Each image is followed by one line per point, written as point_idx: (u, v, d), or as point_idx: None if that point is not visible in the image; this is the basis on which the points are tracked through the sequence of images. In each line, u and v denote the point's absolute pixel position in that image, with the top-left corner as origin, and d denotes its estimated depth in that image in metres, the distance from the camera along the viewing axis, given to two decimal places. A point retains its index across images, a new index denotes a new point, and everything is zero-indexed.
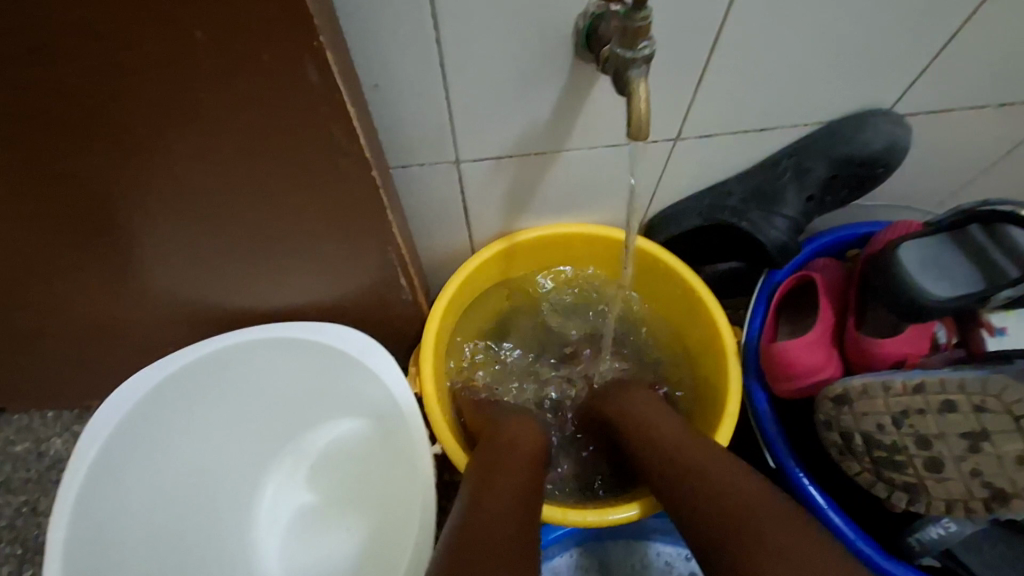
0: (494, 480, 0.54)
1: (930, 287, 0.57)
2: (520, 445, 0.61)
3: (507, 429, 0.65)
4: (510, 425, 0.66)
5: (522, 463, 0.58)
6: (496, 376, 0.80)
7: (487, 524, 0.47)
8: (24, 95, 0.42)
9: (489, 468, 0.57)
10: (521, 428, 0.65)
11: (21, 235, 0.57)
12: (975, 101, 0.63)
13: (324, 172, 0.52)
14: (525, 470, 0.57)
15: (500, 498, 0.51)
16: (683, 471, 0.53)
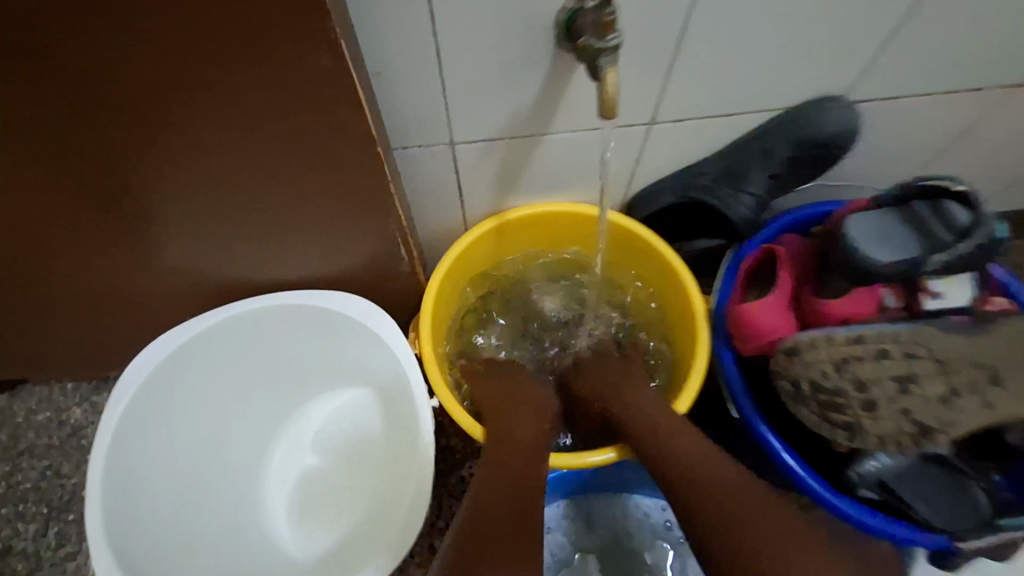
0: (495, 478, 0.63)
1: (880, 254, 0.62)
2: (521, 441, 0.68)
3: (510, 418, 0.71)
4: (511, 412, 0.73)
5: (521, 458, 0.66)
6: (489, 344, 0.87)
7: (493, 524, 0.57)
8: (73, 78, 0.48)
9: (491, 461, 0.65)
10: (524, 417, 0.72)
11: (57, 210, 0.63)
12: (921, 89, 0.70)
13: (334, 149, 0.58)
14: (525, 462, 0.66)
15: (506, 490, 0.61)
16: (667, 465, 0.62)
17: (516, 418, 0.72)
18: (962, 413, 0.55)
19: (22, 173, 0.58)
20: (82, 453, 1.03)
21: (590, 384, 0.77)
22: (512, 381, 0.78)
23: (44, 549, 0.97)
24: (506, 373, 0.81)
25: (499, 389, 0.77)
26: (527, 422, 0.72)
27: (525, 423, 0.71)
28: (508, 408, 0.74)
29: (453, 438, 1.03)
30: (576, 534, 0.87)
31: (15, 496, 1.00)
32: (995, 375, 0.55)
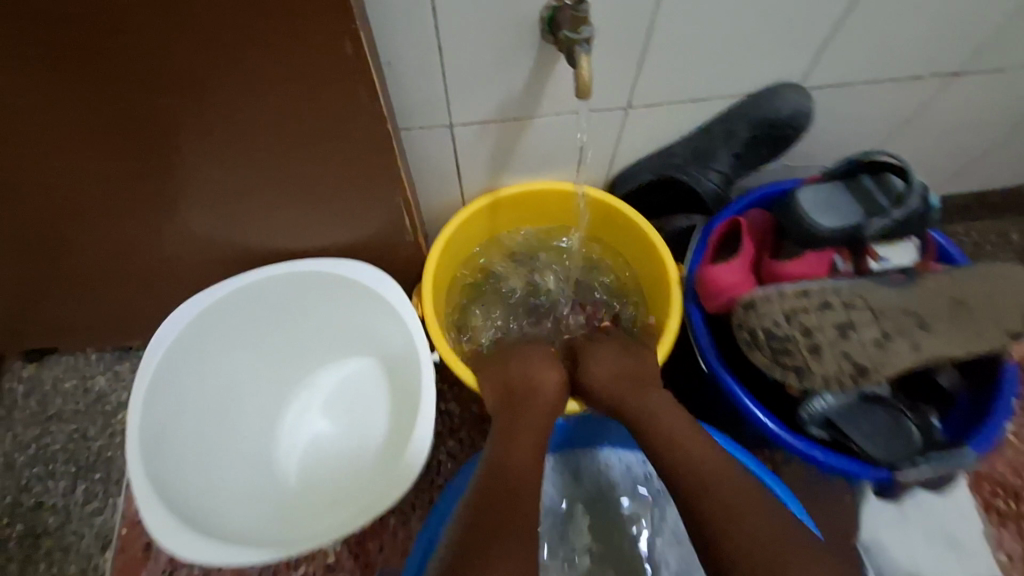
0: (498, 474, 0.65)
1: (824, 220, 0.73)
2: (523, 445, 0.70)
3: (516, 423, 0.73)
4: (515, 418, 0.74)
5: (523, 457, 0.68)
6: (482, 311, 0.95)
7: (492, 512, 0.60)
8: (129, 62, 0.56)
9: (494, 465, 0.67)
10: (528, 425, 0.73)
11: (102, 181, 0.71)
12: (867, 76, 0.78)
13: (350, 128, 0.66)
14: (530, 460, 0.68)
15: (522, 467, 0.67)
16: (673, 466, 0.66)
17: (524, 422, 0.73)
18: (894, 354, 0.63)
19: (74, 147, 0.65)
20: (107, 418, 1.11)
21: (602, 383, 0.79)
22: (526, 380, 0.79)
23: (73, 504, 1.05)
24: (528, 364, 0.81)
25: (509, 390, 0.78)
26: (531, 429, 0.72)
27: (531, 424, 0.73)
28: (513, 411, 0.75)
29: (451, 403, 1.12)
30: (566, 486, 0.95)
31: (45, 457, 1.08)
32: (922, 321, 0.64)
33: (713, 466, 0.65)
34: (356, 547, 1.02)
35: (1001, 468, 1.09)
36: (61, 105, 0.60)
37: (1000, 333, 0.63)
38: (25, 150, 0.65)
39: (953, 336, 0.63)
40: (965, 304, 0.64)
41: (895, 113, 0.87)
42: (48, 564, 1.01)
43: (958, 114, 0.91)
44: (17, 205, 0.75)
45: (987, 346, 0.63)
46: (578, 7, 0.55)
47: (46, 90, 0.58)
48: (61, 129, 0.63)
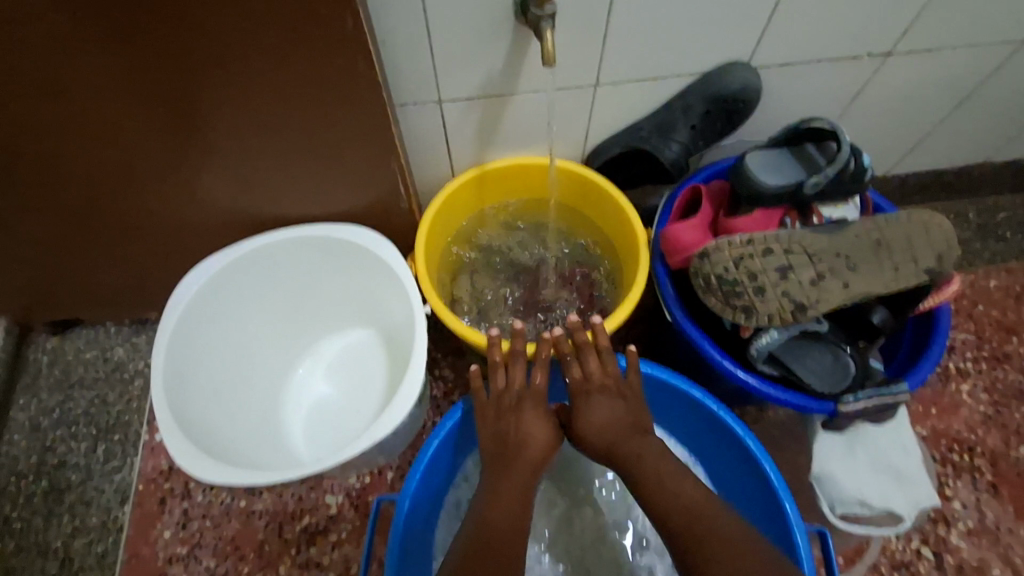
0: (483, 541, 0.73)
1: (768, 179, 0.82)
2: (505, 503, 0.77)
3: (500, 482, 0.79)
4: (500, 479, 0.80)
5: (508, 519, 0.76)
6: (471, 278, 1.05)
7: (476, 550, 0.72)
8: (162, 40, 0.65)
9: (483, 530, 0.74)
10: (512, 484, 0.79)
11: (131, 151, 0.80)
12: (806, 51, 0.89)
13: (351, 98, 0.76)
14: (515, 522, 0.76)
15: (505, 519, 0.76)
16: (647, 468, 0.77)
17: (508, 480, 0.79)
18: (826, 291, 0.73)
19: (109, 119, 0.74)
20: (124, 385, 1.19)
21: (597, 428, 0.82)
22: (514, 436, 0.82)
23: (95, 463, 1.13)
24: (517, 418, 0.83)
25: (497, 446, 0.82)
26: (515, 488, 0.79)
27: (515, 486, 0.79)
28: (499, 471, 0.80)
29: (444, 368, 1.20)
30: None
31: (68, 420, 1.16)
32: (851, 263, 0.74)
33: (679, 501, 0.74)
34: (357, 500, 1.10)
35: (956, 425, 1.17)
36: (102, 80, 0.69)
37: (916, 271, 0.73)
38: (66, 123, 0.74)
39: (876, 274, 0.74)
40: (886, 246, 0.74)
41: (839, 89, 0.98)
42: (71, 516, 1.09)
43: (897, 91, 1.01)
44: (55, 176, 0.84)
45: (907, 283, 0.74)
46: None
47: (90, 65, 0.67)
48: (100, 103, 0.72)
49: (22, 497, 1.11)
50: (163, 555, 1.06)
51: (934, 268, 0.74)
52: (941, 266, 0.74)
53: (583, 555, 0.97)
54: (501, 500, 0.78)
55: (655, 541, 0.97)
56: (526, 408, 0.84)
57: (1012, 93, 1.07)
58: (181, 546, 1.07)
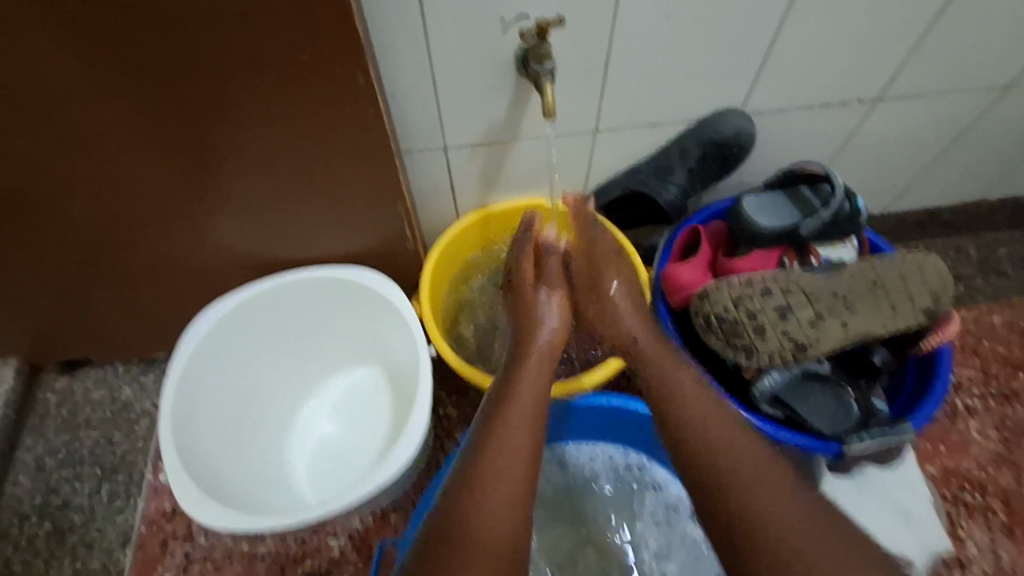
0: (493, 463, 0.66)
1: (763, 221, 0.84)
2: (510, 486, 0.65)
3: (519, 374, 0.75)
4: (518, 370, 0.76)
5: (524, 428, 0.70)
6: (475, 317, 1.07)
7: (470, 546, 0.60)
8: (184, 94, 0.69)
9: (496, 447, 0.67)
10: (530, 378, 0.75)
11: (149, 196, 0.84)
12: (797, 98, 0.93)
13: (360, 145, 0.79)
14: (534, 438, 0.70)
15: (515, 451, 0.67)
16: None
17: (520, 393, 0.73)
18: (825, 331, 0.74)
19: (129, 163, 0.78)
20: (131, 425, 1.20)
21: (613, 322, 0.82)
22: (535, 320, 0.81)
23: (98, 504, 1.13)
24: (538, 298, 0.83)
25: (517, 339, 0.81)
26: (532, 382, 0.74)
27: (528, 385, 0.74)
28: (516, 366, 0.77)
29: (448, 408, 1.20)
30: (553, 474, 1.03)
31: (74, 460, 1.17)
32: (849, 303, 0.75)
33: None
34: (359, 543, 1.08)
35: (967, 463, 1.15)
36: (125, 130, 0.73)
37: (913, 310, 0.74)
38: (87, 169, 0.78)
39: (874, 314, 0.74)
40: (882, 286, 0.75)
41: (831, 132, 1.01)
42: (72, 559, 1.09)
43: (889, 134, 1.04)
44: (74, 220, 0.87)
45: (906, 322, 0.74)
46: (541, 46, 0.74)
47: (115, 117, 0.71)
48: (122, 151, 0.76)
49: (24, 539, 1.10)
50: None
51: (931, 306, 0.75)
52: (937, 305, 0.75)
53: None
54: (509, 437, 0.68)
55: None
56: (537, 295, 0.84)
57: (1002, 134, 1.10)
58: None
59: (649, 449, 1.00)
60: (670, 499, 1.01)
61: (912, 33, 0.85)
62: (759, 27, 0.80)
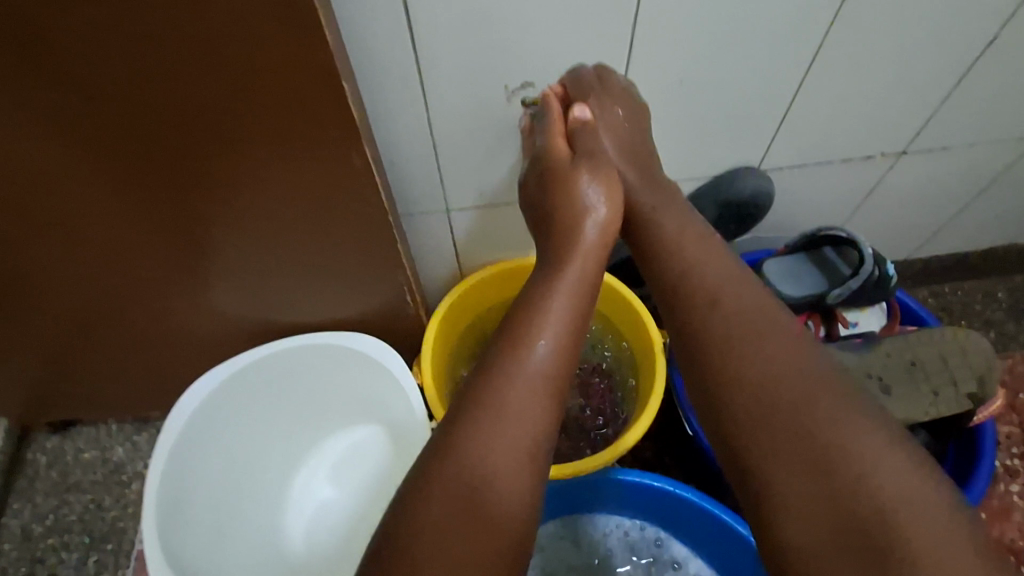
0: (515, 393, 0.55)
1: (787, 290, 0.80)
2: None
3: (558, 277, 0.64)
4: (558, 268, 0.65)
5: (556, 364, 0.58)
6: None
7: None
8: (173, 175, 0.66)
9: (520, 373, 0.56)
10: (564, 290, 0.63)
11: (140, 267, 0.80)
12: (814, 157, 0.89)
13: (356, 214, 0.75)
14: (570, 358, 0.60)
15: (531, 390, 0.56)
16: None
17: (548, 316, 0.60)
18: None
19: (117, 234, 0.74)
20: (122, 488, 1.15)
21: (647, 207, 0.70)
22: (576, 205, 0.68)
23: None
24: (573, 174, 0.68)
25: (547, 230, 0.70)
26: (570, 282, 0.64)
27: (559, 302, 0.62)
28: (554, 261, 0.65)
29: None
30: (567, 550, 0.97)
31: (61, 527, 1.12)
32: (884, 384, 0.70)
33: None
34: None
35: (1010, 532, 1.06)
36: (112, 206, 0.70)
37: (956, 395, 0.69)
38: (72, 242, 0.75)
39: (914, 398, 0.69)
40: (921, 367, 0.71)
41: (852, 186, 0.96)
42: None
43: (913, 186, 0.99)
44: (64, 289, 0.84)
45: (947, 408, 0.69)
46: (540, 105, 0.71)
47: (102, 195, 0.68)
48: (110, 226, 0.73)
49: None
50: None
51: (977, 392, 0.69)
52: (984, 390, 0.69)
53: None
54: (522, 380, 0.56)
55: None
56: (567, 173, 0.69)
57: None
58: None
59: (668, 525, 0.95)
60: None
61: (938, 89, 0.81)
62: (773, 91, 0.76)
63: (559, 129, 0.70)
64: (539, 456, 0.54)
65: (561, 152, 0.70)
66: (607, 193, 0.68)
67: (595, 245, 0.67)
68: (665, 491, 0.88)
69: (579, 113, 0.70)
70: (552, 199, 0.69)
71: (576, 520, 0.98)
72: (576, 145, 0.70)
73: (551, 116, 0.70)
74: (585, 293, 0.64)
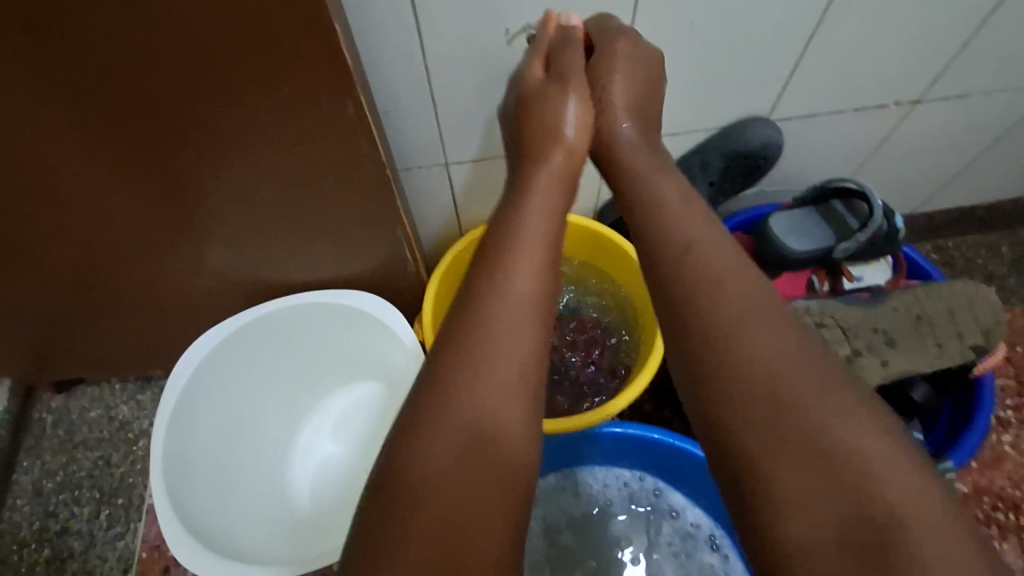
0: (497, 329, 0.53)
1: (794, 243, 0.78)
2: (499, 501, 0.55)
3: (527, 206, 0.61)
4: (528, 197, 0.61)
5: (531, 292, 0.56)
6: None
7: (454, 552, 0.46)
8: (159, 130, 0.63)
9: (501, 300, 0.54)
10: (537, 224, 0.60)
11: (132, 225, 0.78)
12: (827, 105, 0.86)
13: (352, 168, 0.73)
14: (548, 294, 0.58)
15: (505, 324, 0.54)
16: None
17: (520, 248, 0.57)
18: (865, 369, 0.69)
19: (103, 191, 0.72)
20: (129, 445, 1.17)
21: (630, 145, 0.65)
22: (549, 130, 0.64)
23: (97, 529, 1.10)
24: (553, 95, 0.64)
25: (523, 166, 0.65)
26: (538, 216, 0.60)
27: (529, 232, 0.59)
28: (521, 195, 0.62)
29: None
30: (567, 500, 1.00)
31: (71, 483, 1.14)
32: (889, 338, 0.71)
33: None
34: None
35: (1000, 480, 1.09)
36: (98, 163, 0.67)
37: (961, 346, 0.70)
38: (60, 201, 0.73)
39: (919, 351, 0.70)
40: (926, 320, 0.72)
41: (863, 136, 0.93)
42: None
43: (925, 137, 0.96)
44: (54, 249, 0.82)
45: (951, 360, 0.70)
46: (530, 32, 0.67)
47: (87, 152, 0.65)
48: (97, 183, 0.70)
49: (24, 566, 1.08)
50: None
51: (982, 344, 0.71)
52: (990, 342, 0.71)
53: None
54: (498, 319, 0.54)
55: None
56: (543, 97, 0.64)
57: None
58: None
59: (667, 476, 0.97)
60: (689, 528, 0.97)
61: (958, 32, 0.77)
62: (789, 34, 0.72)
63: (540, 48, 0.65)
64: (535, 404, 0.52)
65: (536, 75, 0.65)
66: (580, 116, 0.64)
67: (563, 175, 0.64)
68: (664, 443, 0.90)
69: (566, 23, 0.65)
70: (528, 127, 0.65)
71: (575, 472, 1.00)
72: (555, 64, 0.64)
73: (542, 38, 0.66)
74: (555, 226, 0.61)
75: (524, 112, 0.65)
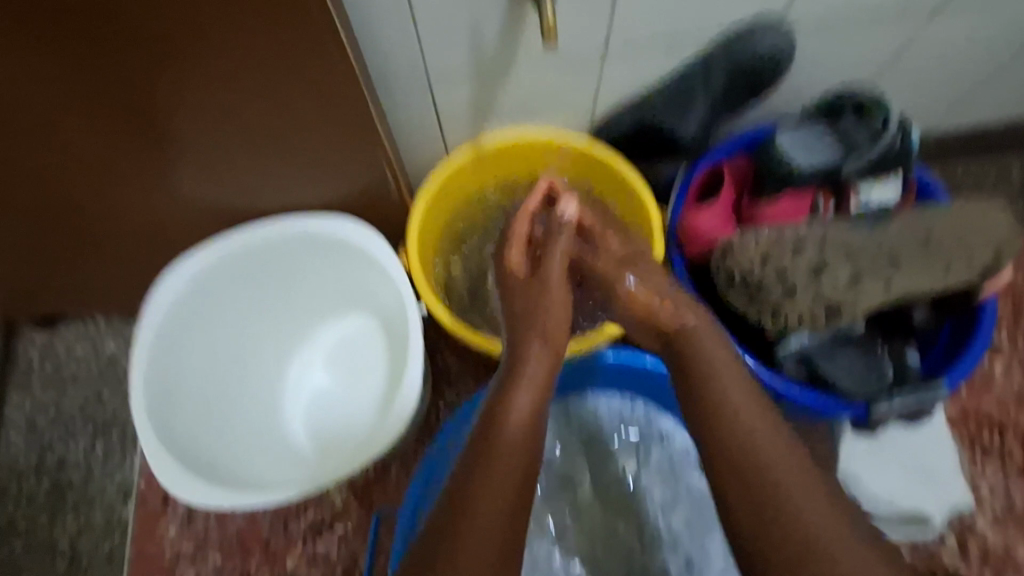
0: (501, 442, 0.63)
1: (799, 157, 0.74)
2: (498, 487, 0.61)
3: (537, 317, 0.71)
4: (531, 324, 0.71)
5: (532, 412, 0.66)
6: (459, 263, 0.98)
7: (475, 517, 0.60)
8: (107, 14, 0.58)
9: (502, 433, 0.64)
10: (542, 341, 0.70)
11: (93, 141, 0.73)
12: (844, 5, 0.78)
13: (321, 72, 0.66)
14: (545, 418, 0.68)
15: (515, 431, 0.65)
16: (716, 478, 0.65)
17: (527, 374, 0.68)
18: (863, 293, 0.69)
19: (57, 99, 0.66)
20: (118, 379, 1.16)
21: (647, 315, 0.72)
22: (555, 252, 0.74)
23: (94, 460, 1.11)
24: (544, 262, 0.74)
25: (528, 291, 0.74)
26: (558, 315, 0.72)
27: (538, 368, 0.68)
28: (528, 328, 0.71)
29: (447, 354, 1.12)
30: (558, 428, 1.00)
31: (65, 418, 1.14)
32: (894, 259, 0.69)
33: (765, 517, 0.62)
34: (361, 494, 1.06)
35: (987, 404, 1.10)
36: (46, 60, 0.62)
37: (967, 267, 0.68)
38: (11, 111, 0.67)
39: (922, 273, 0.68)
40: (935, 241, 0.68)
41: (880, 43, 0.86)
42: (76, 514, 1.08)
43: (942, 48, 0.90)
44: (11, 170, 0.77)
45: (955, 282, 0.69)
46: None
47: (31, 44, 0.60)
48: (48, 88, 0.65)
49: (26, 496, 1.10)
50: (171, 554, 1.05)
51: (989, 265, 0.68)
52: (997, 264, 0.68)
53: (594, 551, 0.95)
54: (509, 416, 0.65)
55: (670, 536, 0.95)
56: (538, 288, 0.73)
57: None
58: (187, 543, 1.05)
59: (656, 401, 0.98)
60: (678, 454, 0.98)
61: None
62: None
63: (525, 213, 0.77)
64: None
65: (515, 260, 0.76)
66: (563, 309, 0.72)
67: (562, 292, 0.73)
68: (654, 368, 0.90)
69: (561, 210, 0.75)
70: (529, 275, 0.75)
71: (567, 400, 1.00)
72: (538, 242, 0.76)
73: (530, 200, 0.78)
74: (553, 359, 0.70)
75: (509, 284, 0.75)
